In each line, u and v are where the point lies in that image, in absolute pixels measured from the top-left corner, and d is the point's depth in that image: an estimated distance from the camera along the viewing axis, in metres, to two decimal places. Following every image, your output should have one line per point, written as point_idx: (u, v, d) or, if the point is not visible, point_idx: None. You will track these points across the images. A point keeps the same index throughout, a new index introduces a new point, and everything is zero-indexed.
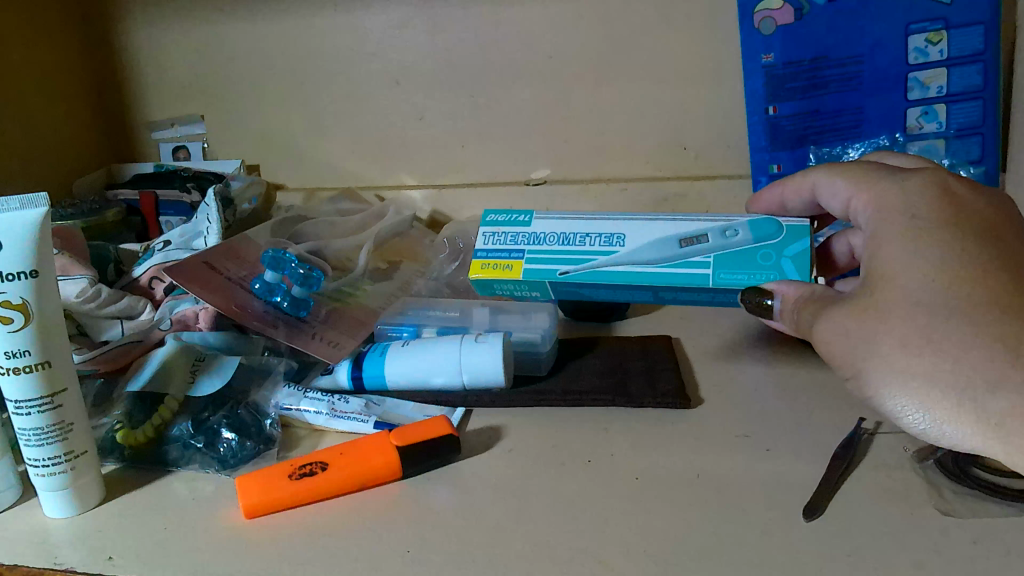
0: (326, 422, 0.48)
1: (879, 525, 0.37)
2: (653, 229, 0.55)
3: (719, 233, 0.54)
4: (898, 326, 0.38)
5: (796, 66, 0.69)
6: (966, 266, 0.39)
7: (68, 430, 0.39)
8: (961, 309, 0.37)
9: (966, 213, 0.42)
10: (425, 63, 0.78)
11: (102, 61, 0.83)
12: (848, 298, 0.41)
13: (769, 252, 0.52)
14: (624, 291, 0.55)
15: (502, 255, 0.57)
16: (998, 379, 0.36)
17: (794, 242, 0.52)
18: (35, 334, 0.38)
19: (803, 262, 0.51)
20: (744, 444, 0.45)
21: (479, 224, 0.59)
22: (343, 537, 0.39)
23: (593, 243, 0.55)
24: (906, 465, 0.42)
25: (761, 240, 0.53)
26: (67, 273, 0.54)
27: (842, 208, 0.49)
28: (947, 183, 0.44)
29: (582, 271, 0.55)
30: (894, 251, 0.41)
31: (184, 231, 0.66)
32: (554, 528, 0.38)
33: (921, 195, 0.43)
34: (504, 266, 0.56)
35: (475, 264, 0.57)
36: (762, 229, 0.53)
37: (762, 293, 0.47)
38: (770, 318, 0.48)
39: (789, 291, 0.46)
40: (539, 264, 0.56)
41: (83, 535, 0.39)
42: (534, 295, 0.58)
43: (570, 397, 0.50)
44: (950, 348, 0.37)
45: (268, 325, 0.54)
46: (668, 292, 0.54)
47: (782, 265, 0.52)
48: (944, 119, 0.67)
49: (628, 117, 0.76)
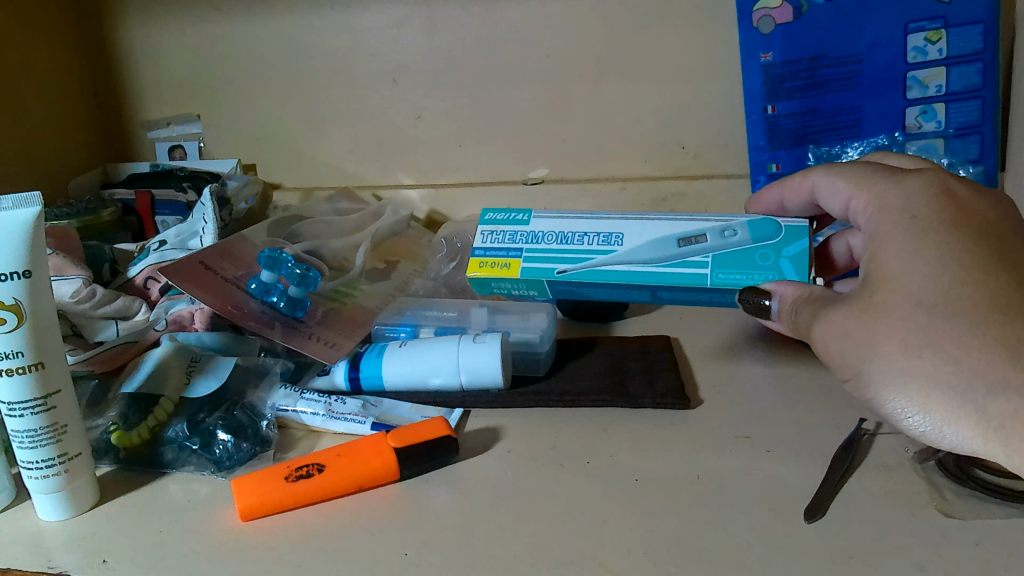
0: (323, 423, 0.48)
1: (881, 526, 0.37)
2: (651, 228, 0.54)
3: (718, 233, 0.53)
4: (899, 326, 0.38)
5: (796, 65, 0.69)
6: (966, 266, 0.39)
7: (62, 432, 0.39)
8: (963, 310, 0.37)
9: (967, 213, 0.42)
10: (424, 62, 0.77)
11: (98, 60, 0.83)
12: (847, 298, 0.41)
13: (767, 252, 0.52)
14: (621, 291, 0.55)
15: (501, 254, 0.57)
16: (1000, 381, 0.36)
17: (793, 242, 0.52)
18: (29, 335, 0.37)
19: (803, 262, 0.51)
20: (744, 445, 0.44)
21: (479, 222, 0.58)
22: (340, 540, 0.38)
23: (592, 242, 0.55)
24: (906, 466, 0.41)
25: (759, 240, 0.53)
26: (61, 273, 0.54)
27: (841, 209, 0.48)
28: (947, 183, 0.44)
29: (581, 270, 0.54)
30: (893, 251, 0.41)
31: (180, 231, 0.66)
32: (554, 530, 0.38)
33: (923, 195, 0.43)
34: (502, 264, 0.56)
35: (473, 262, 0.57)
36: (761, 230, 0.53)
37: (760, 292, 0.47)
38: (767, 318, 0.47)
39: (789, 291, 0.46)
40: (537, 263, 0.56)
41: (77, 538, 0.39)
42: (532, 295, 0.57)
43: (568, 397, 0.50)
44: (951, 349, 0.37)
45: (264, 326, 0.53)
46: (665, 292, 0.54)
47: (781, 265, 0.52)
48: (943, 118, 0.67)
49: (627, 116, 0.76)
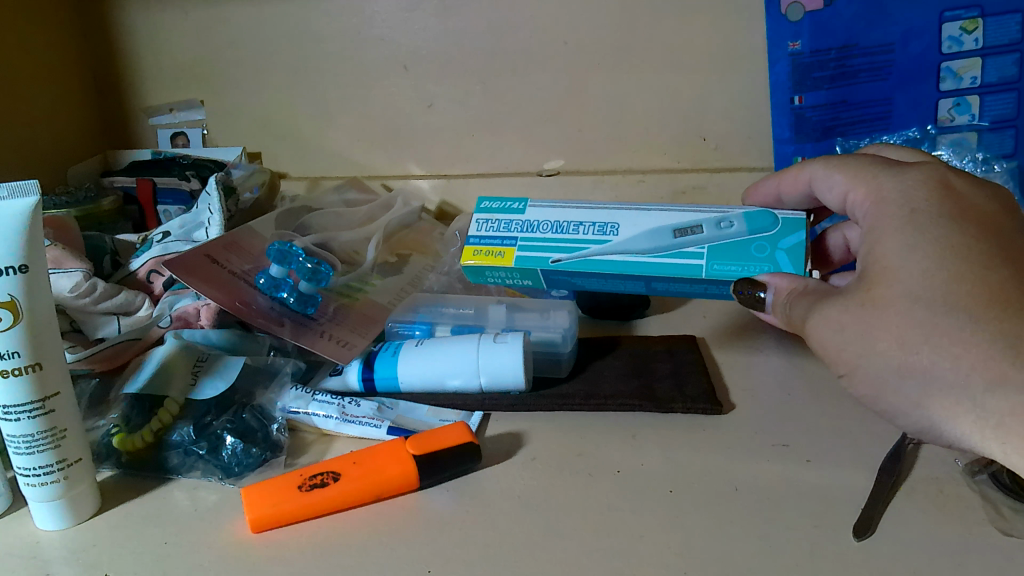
0: (335, 427, 0.46)
1: (936, 546, 0.35)
2: (646, 218, 0.51)
3: (714, 225, 0.50)
4: (896, 323, 0.36)
5: (824, 55, 0.66)
6: (966, 261, 0.36)
7: (61, 437, 0.36)
8: (961, 305, 0.35)
9: (974, 208, 0.39)
10: (436, 48, 0.74)
11: (98, 44, 0.80)
12: (845, 292, 0.39)
13: (763, 244, 0.49)
14: (616, 282, 0.51)
15: (495, 242, 0.53)
16: (997, 378, 0.33)
17: (790, 234, 0.49)
18: (25, 334, 0.35)
19: (799, 254, 0.48)
20: (782, 454, 0.42)
21: (473, 210, 0.55)
22: (360, 554, 0.36)
23: (587, 232, 0.51)
24: (958, 480, 0.39)
25: (755, 232, 0.49)
26: (60, 265, 0.51)
27: (839, 202, 0.45)
28: (944, 177, 0.41)
29: (575, 260, 0.51)
30: (892, 246, 0.38)
31: (183, 221, 0.63)
32: (585, 547, 0.36)
33: (925, 187, 0.40)
34: (497, 253, 0.53)
35: (467, 251, 0.54)
36: (757, 221, 0.49)
37: (754, 284, 0.45)
38: (761, 311, 0.45)
39: (784, 283, 0.44)
40: (532, 252, 0.52)
41: (78, 550, 0.37)
42: (524, 283, 0.54)
43: (594, 401, 0.47)
44: (948, 346, 0.35)
45: (273, 322, 0.51)
46: (660, 283, 0.51)
47: (776, 257, 0.48)
48: (977, 111, 0.65)
49: (645, 106, 0.73)
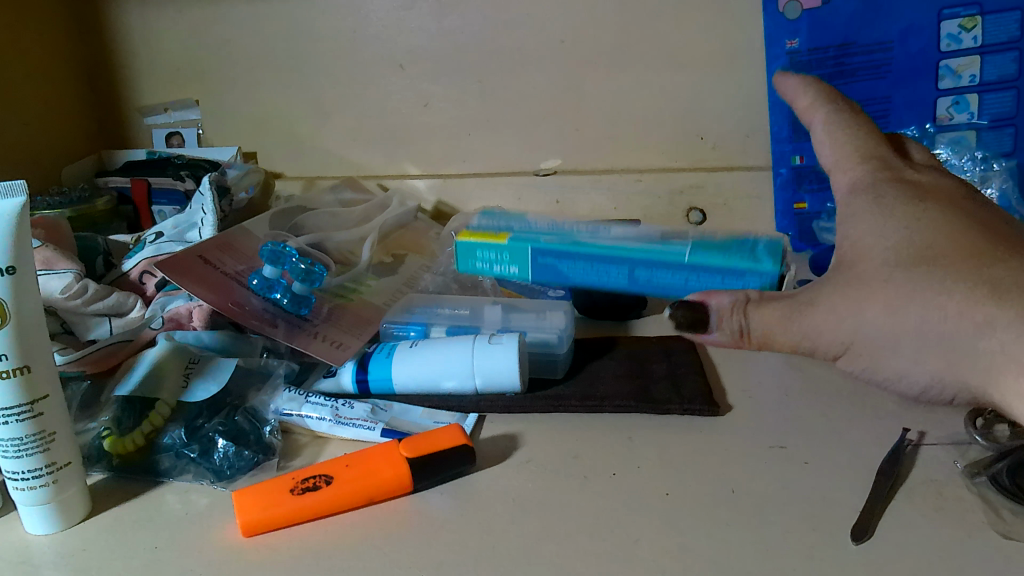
0: (329, 430, 0.45)
1: (935, 549, 0.34)
2: (628, 227, 0.59)
3: (691, 232, 0.56)
4: None
5: (822, 53, 0.66)
6: None
7: (50, 440, 0.36)
8: None
9: None
10: (432, 47, 0.74)
11: (92, 43, 0.79)
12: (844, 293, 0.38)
13: (742, 248, 0.53)
14: (600, 268, 0.55)
15: (495, 228, 0.59)
16: None
17: (768, 247, 0.53)
18: (12, 337, 0.34)
19: (774, 256, 0.51)
20: (780, 456, 0.42)
21: (478, 212, 0.63)
22: (353, 559, 0.35)
23: (575, 228, 0.59)
24: (957, 482, 0.39)
25: (736, 238, 0.54)
26: (50, 267, 0.51)
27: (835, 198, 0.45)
28: (900, 167, 0.44)
29: (564, 241, 0.56)
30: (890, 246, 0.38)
31: (177, 222, 0.63)
32: (580, 550, 0.35)
33: (897, 168, 0.42)
34: (494, 232, 0.58)
35: (468, 233, 0.59)
36: (738, 236, 0.54)
37: (691, 306, 0.42)
38: (703, 332, 0.42)
39: (724, 300, 0.41)
40: (529, 236, 0.57)
41: (67, 554, 0.36)
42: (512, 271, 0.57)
43: (589, 402, 0.47)
44: None
45: (267, 324, 0.50)
46: (642, 271, 0.54)
47: (755, 257, 0.52)
48: (976, 110, 0.65)
49: (643, 105, 0.73)
